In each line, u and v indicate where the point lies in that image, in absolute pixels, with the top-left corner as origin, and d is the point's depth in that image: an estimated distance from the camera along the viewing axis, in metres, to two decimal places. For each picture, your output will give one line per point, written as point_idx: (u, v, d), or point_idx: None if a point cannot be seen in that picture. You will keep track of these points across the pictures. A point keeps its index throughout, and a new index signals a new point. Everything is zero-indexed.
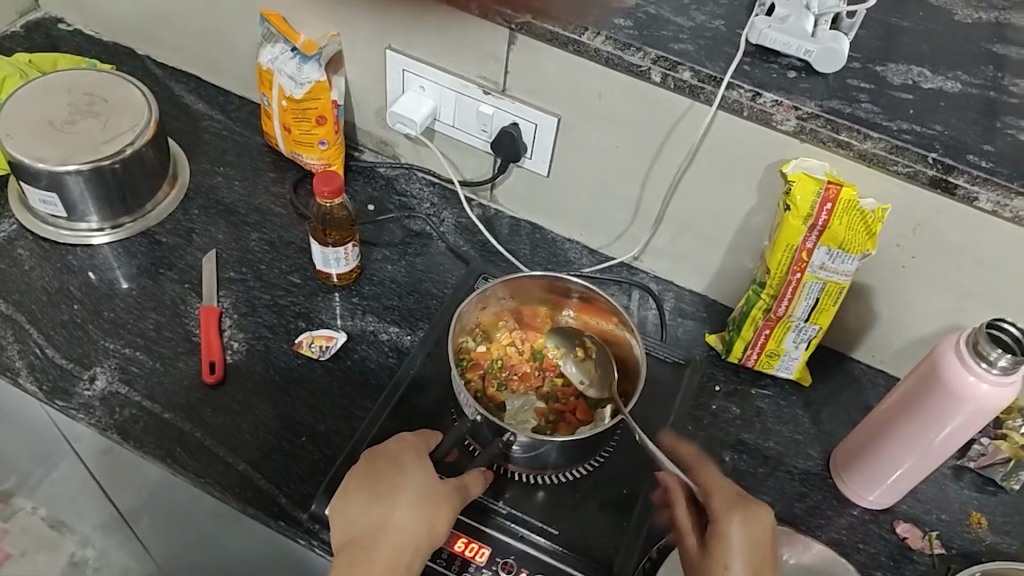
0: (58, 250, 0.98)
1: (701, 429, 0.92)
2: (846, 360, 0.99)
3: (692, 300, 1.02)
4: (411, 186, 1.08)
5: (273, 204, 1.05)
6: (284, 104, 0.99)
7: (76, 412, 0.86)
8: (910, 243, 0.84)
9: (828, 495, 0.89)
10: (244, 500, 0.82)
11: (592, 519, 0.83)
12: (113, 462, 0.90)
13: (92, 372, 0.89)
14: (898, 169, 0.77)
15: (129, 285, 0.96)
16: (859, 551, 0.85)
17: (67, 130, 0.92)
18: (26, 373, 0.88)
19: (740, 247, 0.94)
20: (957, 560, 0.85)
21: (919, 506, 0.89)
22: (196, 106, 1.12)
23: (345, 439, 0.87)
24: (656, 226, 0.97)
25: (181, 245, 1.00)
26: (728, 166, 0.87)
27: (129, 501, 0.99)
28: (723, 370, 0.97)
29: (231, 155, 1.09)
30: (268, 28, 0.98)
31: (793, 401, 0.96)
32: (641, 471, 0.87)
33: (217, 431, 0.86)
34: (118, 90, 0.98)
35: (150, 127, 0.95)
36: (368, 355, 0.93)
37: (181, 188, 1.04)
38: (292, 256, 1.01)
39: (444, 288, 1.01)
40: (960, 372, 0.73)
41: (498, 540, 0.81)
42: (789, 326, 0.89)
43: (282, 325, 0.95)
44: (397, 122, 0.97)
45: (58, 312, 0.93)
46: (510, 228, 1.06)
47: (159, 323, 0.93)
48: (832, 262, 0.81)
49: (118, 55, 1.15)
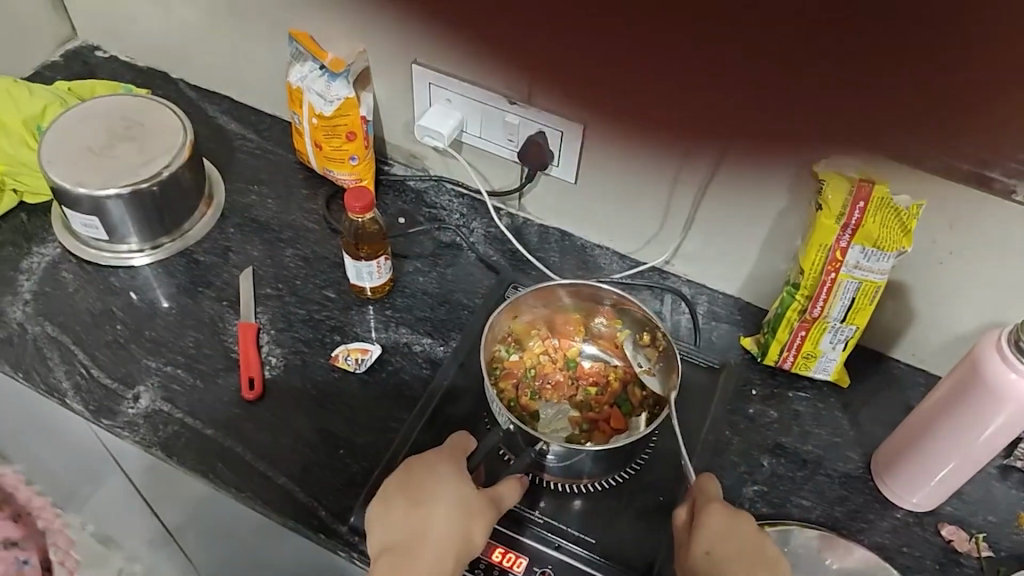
0: (101, 272, 1.01)
1: (737, 434, 0.91)
2: (886, 360, 0.97)
3: (725, 303, 1.02)
4: (440, 198, 1.09)
5: (306, 220, 1.07)
6: (315, 121, 1.00)
7: (120, 430, 0.88)
8: (947, 239, 0.82)
9: (871, 499, 0.87)
10: (284, 514, 0.83)
11: (629, 527, 0.83)
12: (157, 477, 0.92)
13: (135, 391, 0.91)
14: (931, 163, 0.76)
15: (169, 304, 0.99)
16: (903, 555, 0.84)
17: (105, 155, 0.95)
18: (73, 394, 0.90)
19: (773, 249, 0.93)
20: (1006, 563, 0.83)
21: (965, 507, 0.87)
22: (230, 126, 1.15)
23: (382, 451, 0.88)
24: (686, 229, 0.96)
25: (218, 263, 1.02)
26: (755, 166, 0.86)
27: (174, 515, 1.02)
28: (760, 373, 0.96)
29: (265, 174, 1.11)
30: (296, 47, 0.99)
31: (832, 403, 0.94)
32: (677, 478, 0.86)
33: (257, 445, 0.87)
34: (153, 114, 1.00)
35: (185, 150, 0.97)
36: (403, 367, 0.94)
37: (217, 208, 1.07)
38: (326, 271, 1.02)
39: (476, 298, 1.01)
40: (1002, 371, 0.71)
41: (534, 549, 0.81)
42: (824, 327, 0.88)
43: (318, 339, 0.96)
44: (425, 135, 0.98)
45: (102, 333, 0.96)
46: (540, 237, 1.06)
47: (198, 340, 0.95)
48: (866, 260, 0.80)
49: (153, 80, 1.18)
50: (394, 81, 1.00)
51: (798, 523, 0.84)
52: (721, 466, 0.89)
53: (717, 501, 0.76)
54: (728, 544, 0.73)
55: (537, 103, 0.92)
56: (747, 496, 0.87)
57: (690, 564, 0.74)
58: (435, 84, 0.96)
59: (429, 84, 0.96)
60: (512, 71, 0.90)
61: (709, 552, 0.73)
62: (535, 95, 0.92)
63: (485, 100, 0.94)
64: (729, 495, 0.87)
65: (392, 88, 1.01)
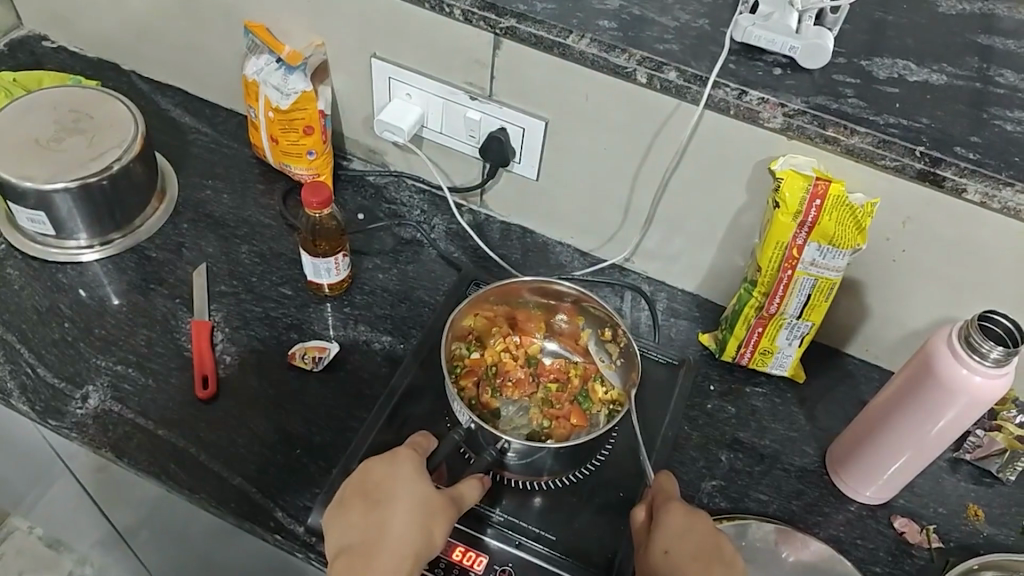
0: (47, 269, 0.98)
1: (697, 430, 0.92)
2: (840, 356, 0.99)
3: (685, 300, 1.02)
4: (401, 193, 1.09)
5: (262, 216, 1.05)
6: (271, 115, 0.99)
7: (68, 431, 0.85)
8: (901, 236, 0.83)
9: (826, 492, 0.89)
10: (240, 515, 0.81)
11: (590, 524, 0.83)
12: (109, 479, 0.90)
13: (84, 391, 0.88)
14: (886, 162, 0.77)
15: (120, 301, 0.96)
16: (857, 548, 0.85)
17: (53, 148, 0.92)
18: (18, 394, 0.87)
19: (733, 246, 0.94)
20: (956, 554, 0.85)
21: (916, 500, 0.89)
22: (183, 119, 1.13)
23: (340, 450, 0.86)
24: (646, 225, 0.97)
25: (171, 259, 1.00)
26: (715, 164, 0.87)
27: (126, 517, 1.00)
28: (717, 369, 0.97)
29: (220, 168, 1.09)
30: (252, 39, 0.98)
31: (788, 398, 0.96)
32: (638, 474, 0.86)
33: (211, 445, 0.85)
34: (103, 106, 0.98)
35: (137, 143, 0.94)
36: (362, 365, 0.93)
37: (170, 203, 1.05)
38: (281, 268, 1.01)
39: (437, 295, 1.00)
40: (954, 365, 0.72)
41: (495, 547, 0.81)
42: (781, 323, 0.89)
43: (274, 337, 0.94)
44: (385, 130, 0.97)
45: (49, 332, 0.93)
46: (501, 233, 1.06)
47: (150, 338, 0.93)
48: (822, 258, 0.81)
49: (105, 72, 1.16)
50: (355, 74, 0.99)
51: (755, 517, 0.85)
52: (680, 461, 0.89)
53: (676, 502, 0.76)
54: (686, 542, 0.73)
55: (497, 99, 0.92)
56: (706, 491, 0.87)
57: (649, 563, 0.73)
58: (395, 78, 0.95)
59: (388, 79, 0.96)
60: (472, 66, 0.90)
61: (668, 551, 0.72)
62: (496, 91, 0.92)
63: (445, 95, 0.94)
64: (687, 490, 0.87)
65: (351, 82, 1.00)
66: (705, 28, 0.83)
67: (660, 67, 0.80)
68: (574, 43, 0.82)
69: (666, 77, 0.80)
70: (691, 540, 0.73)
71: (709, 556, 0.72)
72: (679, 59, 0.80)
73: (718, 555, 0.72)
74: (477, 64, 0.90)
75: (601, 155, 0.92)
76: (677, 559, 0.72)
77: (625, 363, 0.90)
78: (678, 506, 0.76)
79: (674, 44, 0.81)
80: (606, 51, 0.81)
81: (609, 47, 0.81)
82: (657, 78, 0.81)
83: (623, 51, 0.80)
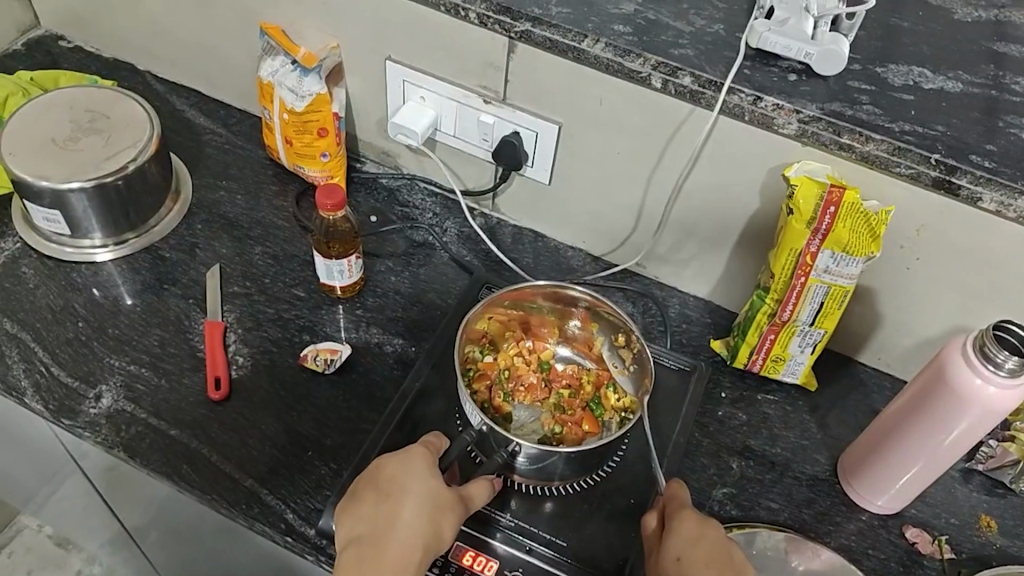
0: (61, 268, 0.98)
1: (708, 437, 0.92)
2: (852, 364, 0.99)
3: (697, 305, 1.02)
4: (414, 196, 1.09)
5: (276, 217, 1.06)
6: (285, 116, 0.99)
7: (81, 431, 0.85)
8: (915, 244, 0.83)
9: (837, 501, 0.88)
10: (250, 517, 0.81)
11: (601, 531, 0.83)
12: (121, 478, 0.90)
13: (97, 391, 0.88)
14: (900, 170, 0.77)
15: (134, 301, 0.97)
16: (868, 557, 0.85)
17: (69, 148, 0.92)
18: (32, 393, 0.87)
19: (746, 252, 0.94)
20: (968, 565, 0.84)
21: (928, 510, 0.88)
22: (197, 120, 1.13)
23: (351, 452, 0.86)
24: (659, 231, 0.97)
25: (184, 260, 1.00)
26: (730, 170, 0.86)
27: (136, 516, 1.00)
28: (728, 376, 0.97)
29: (234, 169, 1.09)
30: (267, 40, 0.98)
31: (800, 406, 0.95)
32: (649, 481, 0.86)
33: (222, 447, 0.86)
34: (119, 107, 0.98)
35: (152, 143, 0.95)
36: (374, 367, 0.93)
37: (184, 203, 1.05)
38: (295, 270, 1.01)
39: (449, 299, 1.00)
40: (967, 375, 0.72)
41: (504, 553, 0.80)
42: (794, 331, 0.88)
43: (286, 338, 0.95)
44: (398, 133, 0.97)
45: (63, 331, 0.93)
46: (513, 237, 1.06)
47: (163, 339, 0.93)
48: (836, 266, 0.81)
49: (120, 71, 1.17)
50: (369, 76, 0.99)
51: (765, 526, 0.85)
52: (691, 469, 0.89)
53: (687, 509, 0.76)
54: (697, 549, 0.72)
55: (511, 103, 0.92)
56: (716, 499, 0.87)
57: (661, 567, 0.73)
58: (409, 80, 0.95)
59: (402, 81, 0.96)
60: (486, 69, 0.90)
61: (680, 557, 0.72)
62: (509, 95, 0.92)
63: (459, 98, 0.94)
64: (698, 498, 0.87)
65: (366, 84, 1.00)
66: (721, 33, 0.83)
67: (675, 72, 0.80)
68: (588, 47, 0.82)
69: (681, 82, 0.80)
70: (702, 546, 0.72)
71: (721, 561, 0.71)
72: (694, 64, 0.80)
73: (729, 562, 0.71)
74: (491, 67, 0.90)
75: (616, 159, 0.92)
76: (687, 565, 0.71)
77: (639, 369, 0.90)
78: (688, 514, 0.75)
79: (688, 49, 0.81)
80: (621, 55, 0.81)
81: (624, 51, 0.81)
82: (672, 83, 0.80)
83: (638, 55, 0.80)
